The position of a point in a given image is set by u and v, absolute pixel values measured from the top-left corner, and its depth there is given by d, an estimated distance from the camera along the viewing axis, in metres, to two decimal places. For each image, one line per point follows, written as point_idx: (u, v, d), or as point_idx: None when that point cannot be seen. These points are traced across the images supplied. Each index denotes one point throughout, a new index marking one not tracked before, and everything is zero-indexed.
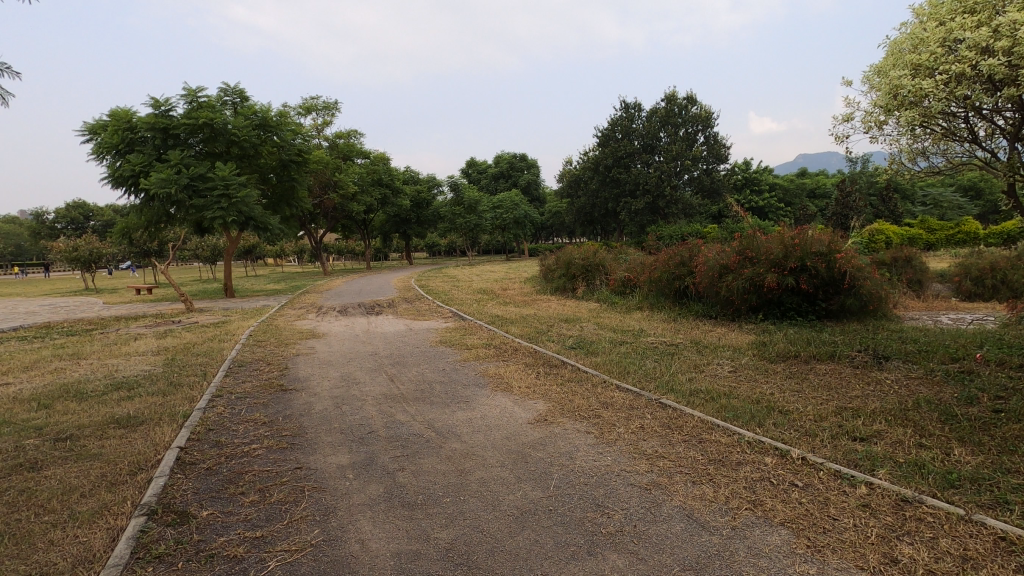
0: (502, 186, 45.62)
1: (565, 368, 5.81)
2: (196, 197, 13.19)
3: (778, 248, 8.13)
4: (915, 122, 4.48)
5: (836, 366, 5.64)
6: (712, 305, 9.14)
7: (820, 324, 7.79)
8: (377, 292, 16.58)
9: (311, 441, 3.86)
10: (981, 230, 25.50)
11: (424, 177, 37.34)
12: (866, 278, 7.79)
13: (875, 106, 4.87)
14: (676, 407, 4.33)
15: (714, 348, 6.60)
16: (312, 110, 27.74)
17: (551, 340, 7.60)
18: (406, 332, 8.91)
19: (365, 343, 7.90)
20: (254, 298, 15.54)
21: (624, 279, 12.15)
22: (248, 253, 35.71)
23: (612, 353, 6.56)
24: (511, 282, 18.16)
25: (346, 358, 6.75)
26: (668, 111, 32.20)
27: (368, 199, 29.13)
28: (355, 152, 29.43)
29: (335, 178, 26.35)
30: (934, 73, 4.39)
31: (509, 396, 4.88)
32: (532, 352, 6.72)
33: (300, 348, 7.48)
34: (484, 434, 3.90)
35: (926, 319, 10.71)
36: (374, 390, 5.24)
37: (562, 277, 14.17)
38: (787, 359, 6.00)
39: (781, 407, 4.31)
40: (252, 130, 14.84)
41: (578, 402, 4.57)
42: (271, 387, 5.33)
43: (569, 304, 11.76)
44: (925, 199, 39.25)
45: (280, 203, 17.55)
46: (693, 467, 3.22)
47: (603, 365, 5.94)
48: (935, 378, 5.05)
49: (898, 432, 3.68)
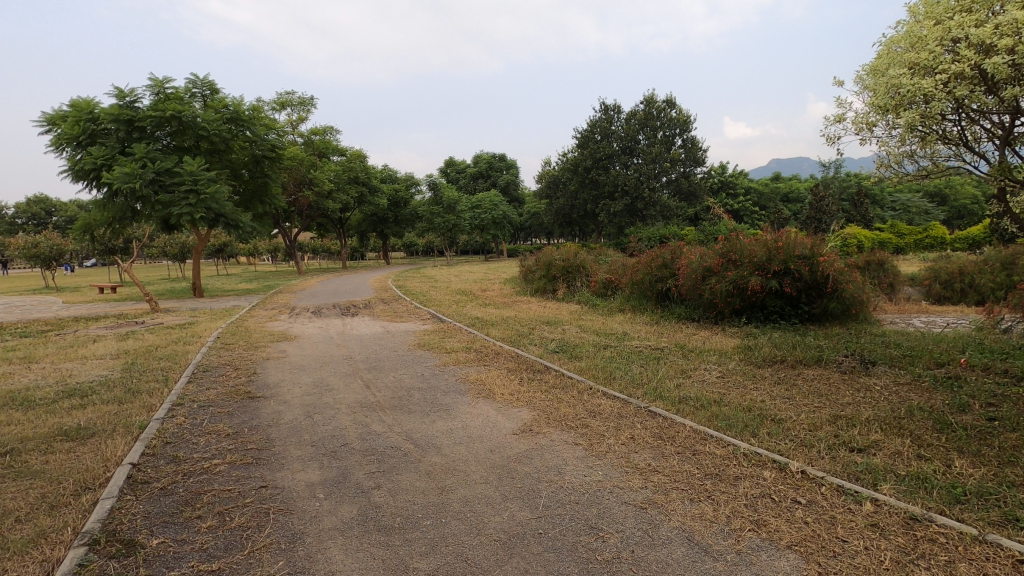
0: (481, 186, 45.34)
1: (549, 374, 5.60)
2: (163, 193, 12.64)
3: (761, 251, 8.06)
4: (913, 122, 4.37)
5: (823, 371, 5.55)
6: (695, 307, 9.05)
7: (803, 327, 7.74)
8: (353, 292, 16.16)
9: (278, 455, 3.57)
10: (948, 235, 26.16)
11: (402, 176, 36.87)
12: (848, 282, 7.76)
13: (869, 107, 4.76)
14: (667, 415, 4.16)
15: (700, 352, 6.48)
16: (287, 106, 27.10)
17: (532, 343, 7.40)
18: (383, 334, 8.60)
19: (340, 346, 7.59)
20: (225, 298, 15.01)
21: (605, 281, 12.02)
22: (220, 252, 34.76)
23: (597, 357, 6.38)
24: (490, 283, 17.92)
25: (319, 362, 6.43)
26: (647, 114, 32.26)
27: (344, 197, 28.59)
28: (331, 150, 28.87)
29: (310, 175, 25.76)
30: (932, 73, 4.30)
31: (491, 404, 4.66)
32: (514, 356, 6.50)
33: (270, 352, 7.13)
34: (465, 447, 3.66)
35: (902, 322, 10.81)
36: (348, 397, 4.96)
37: (542, 279, 13.99)
38: (774, 364, 5.89)
39: (774, 415, 4.17)
40: (223, 124, 14.31)
41: (564, 411, 4.36)
42: (237, 394, 4.99)
43: (550, 306, 11.55)
44: (894, 204, 40.20)
45: (253, 200, 17.01)
46: (689, 483, 3.04)
47: (589, 370, 5.76)
48: (924, 384, 4.98)
49: (896, 443, 3.56)
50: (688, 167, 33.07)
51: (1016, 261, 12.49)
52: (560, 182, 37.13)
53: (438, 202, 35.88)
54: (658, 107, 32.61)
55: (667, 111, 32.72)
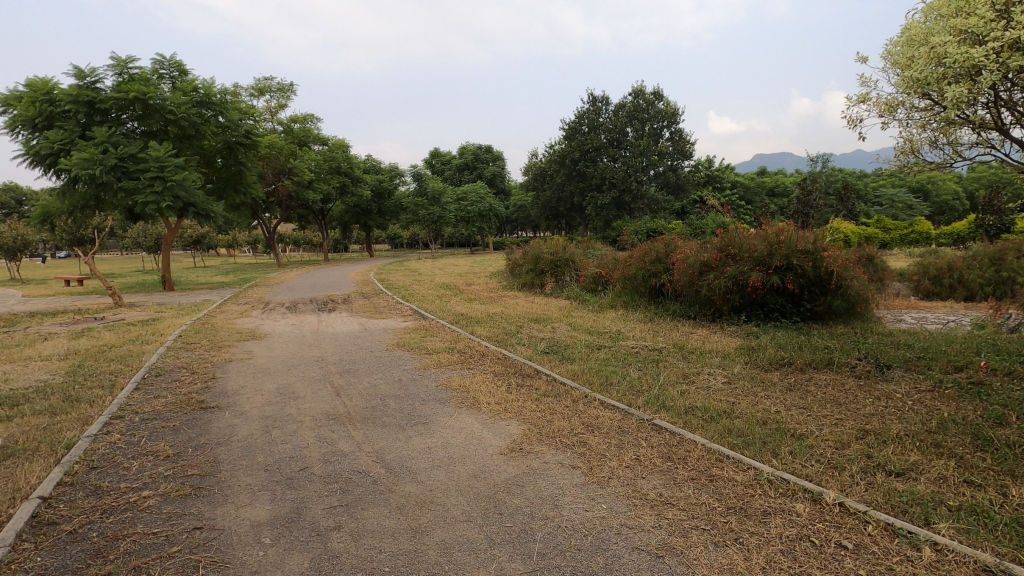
0: (466, 178, 44.58)
1: (539, 379, 5.09)
2: (126, 180, 11.89)
3: (762, 245, 7.64)
4: (959, 98, 3.90)
5: (836, 376, 5.13)
6: (690, 304, 8.62)
7: (805, 326, 7.33)
8: (332, 286, 15.50)
9: (223, 483, 3.02)
10: (933, 230, 26.09)
11: (386, 166, 36.03)
12: (853, 278, 7.37)
13: (905, 85, 4.28)
14: (674, 430, 3.69)
15: (701, 353, 6.03)
16: (265, 92, 26.18)
17: (520, 342, 6.90)
18: (360, 332, 8.04)
19: (312, 346, 7.01)
20: (197, 292, 14.28)
21: (595, 276, 11.54)
22: (196, 243, 33.65)
23: (590, 359, 5.89)
24: (475, 277, 17.36)
25: (288, 365, 5.87)
26: (635, 105, 31.72)
27: (325, 187, 27.76)
28: (312, 138, 28.00)
29: (289, 164, 24.93)
30: (982, 41, 3.83)
31: (476, 415, 4.16)
32: (501, 358, 5.98)
33: (235, 353, 6.54)
34: (445, 472, 3.14)
35: (897, 319, 10.51)
36: (315, 407, 4.41)
37: (529, 273, 13.47)
38: (782, 368, 5.46)
39: (793, 429, 3.72)
40: (192, 107, 13.55)
41: (557, 425, 3.86)
42: (188, 404, 4.41)
43: (538, 302, 11.04)
44: (878, 198, 40.33)
45: (226, 189, 16.23)
46: (711, 521, 2.56)
47: (583, 374, 5.27)
48: (948, 392, 4.57)
49: (938, 465, 3.12)
50: (675, 160, 32.26)
51: (1004, 257, 12.30)
52: (547, 174, 36.57)
53: (423, 194, 35.15)
54: (646, 98, 32.10)
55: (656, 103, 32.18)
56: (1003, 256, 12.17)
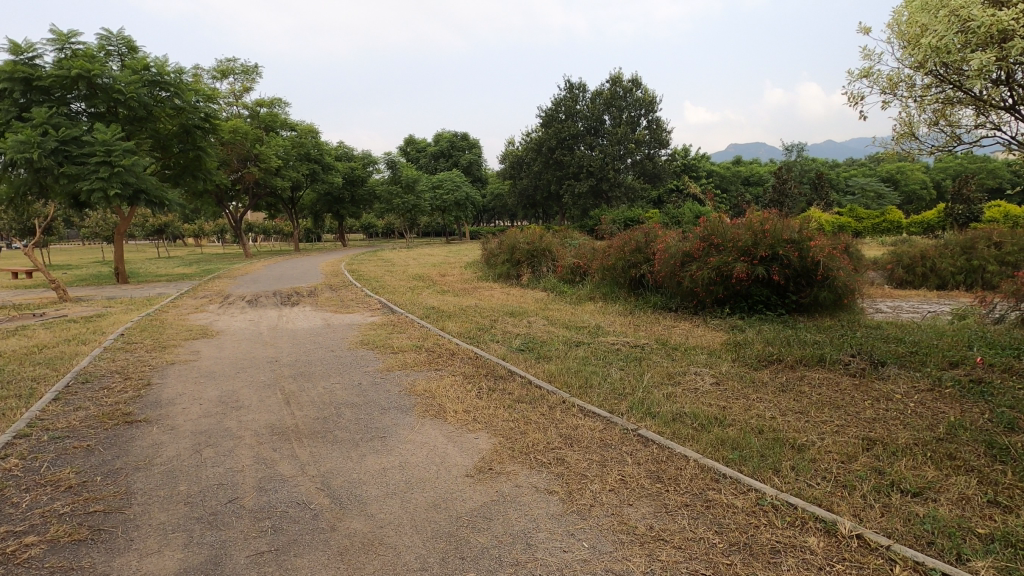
0: (442, 166, 43.75)
1: (513, 381, 4.65)
2: (69, 164, 11.04)
3: (746, 235, 7.32)
4: (986, 67, 3.53)
5: (829, 374, 4.80)
6: (672, 296, 8.28)
7: (791, 319, 7.03)
8: (298, 278, 14.81)
9: (132, 522, 2.51)
10: (905, 219, 26.25)
11: (358, 153, 35.04)
12: (840, 269, 7.09)
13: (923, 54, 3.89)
14: (662, 443, 3.30)
15: (686, 350, 5.67)
16: (229, 74, 25.04)
17: (495, 339, 6.45)
18: (322, 328, 7.49)
19: (268, 344, 6.46)
20: (152, 285, 13.46)
21: (573, 266, 11.15)
22: (160, 233, 32.29)
23: (568, 358, 5.48)
24: (450, 267, 16.81)
25: (237, 368, 5.32)
26: (612, 93, 31.30)
27: (294, 174, 26.75)
28: (280, 124, 26.95)
29: (255, 150, 23.92)
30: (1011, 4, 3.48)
31: (441, 426, 3.70)
32: (472, 357, 5.53)
33: (180, 353, 5.96)
34: (401, 500, 2.69)
35: (876, 310, 10.33)
36: (258, 418, 3.89)
37: (505, 263, 13.01)
38: (772, 366, 5.12)
39: (792, 439, 3.36)
40: (143, 87, 12.72)
41: (532, 438, 3.44)
42: (111, 418, 3.85)
43: (514, 294, 10.60)
44: (849, 187, 40.75)
45: (184, 176, 15.35)
46: (713, 563, 2.16)
47: (562, 375, 4.85)
48: (951, 392, 4.27)
49: (958, 482, 2.78)
50: (652, 149, 31.99)
51: (975, 245, 12.27)
52: (523, 162, 36.02)
53: (397, 182, 34.31)
54: (624, 86, 31.67)
55: (633, 91, 31.77)
56: (975, 244, 12.18)
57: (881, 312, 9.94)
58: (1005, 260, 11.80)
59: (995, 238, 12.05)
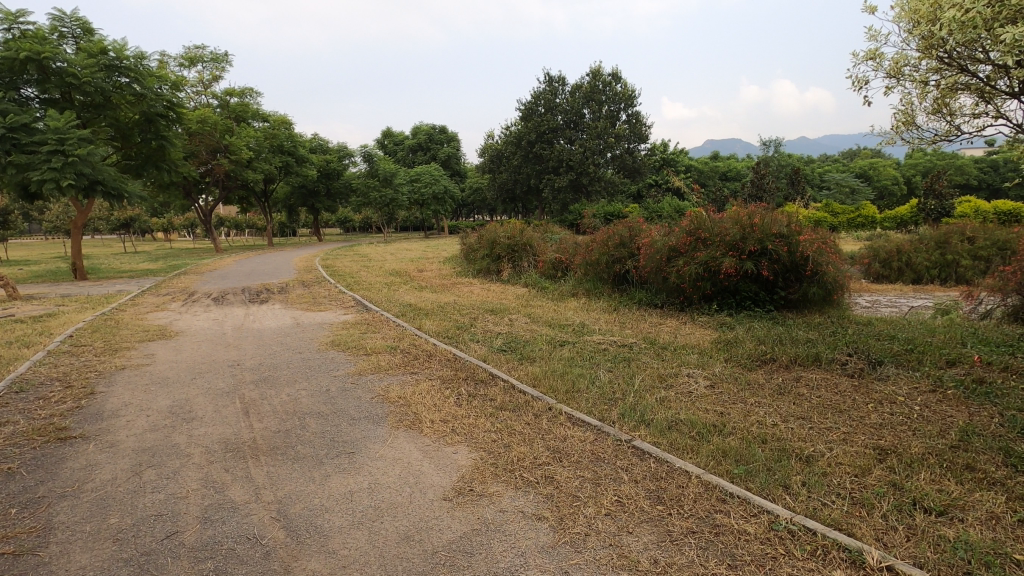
0: (420, 159, 43.04)
1: (495, 386, 4.32)
2: (18, 153, 10.34)
3: (734, 229, 7.09)
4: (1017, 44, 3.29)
5: (827, 375, 4.58)
6: (657, 292, 8.03)
7: (780, 316, 6.84)
8: (270, 274, 14.24)
9: (47, 567, 2.13)
10: (879, 214, 26.39)
11: (334, 145, 34.21)
12: (829, 264, 6.91)
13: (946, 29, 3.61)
14: (661, 455, 3.01)
15: (676, 350, 5.40)
16: (197, 62, 24.09)
17: (475, 339, 6.11)
18: (291, 328, 7.06)
19: (231, 346, 6.01)
20: (113, 282, 12.77)
21: (555, 261, 10.86)
22: (125, 227, 31.04)
23: (553, 359, 5.17)
24: (428, 262, 16.37)
25: (194, 373, 4.90)
26: (592, 87, 31.05)
27: (267, 166, 25.92)
28: (251, 114, 26.08)
29: (225, 141, 23.08)
30: None
31: (415, 439, 3.35)
32: (450, 359, 5.18)
33: (132, 358, 5.48)
34: (368, 532, 2.34)
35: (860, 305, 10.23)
36: (211, 432, 3.49)
37: (484, 258, 12.65)
38: (766, 366, 4.88)
39: (799, 450, 3.10)
40: (99, 72, 12.04)
41: (517, 452, 3.12)
42: (42, 434, 3.41)
43: (494, 291, 10.25)
44: (824, 183, 41.25)
45: (147, 167, 14.59)
46: None
47: (546, 379, 4.54)
48: (954, 394, 4.07)
49: (983, 499, 2.54)
50: (632, 143, 31.85)
51: (950, 239, 12.29)
52: (503, 156, 35.60)
53: (374, 175, 33.60)
54: (603, 79, 31.40)
55: (613, 85, 31.54)
56: (949, 239, 12.24)
57: (862, 308, 9.88)
58: (978, 254, 11.91)
59: (968, 233, 12.13)
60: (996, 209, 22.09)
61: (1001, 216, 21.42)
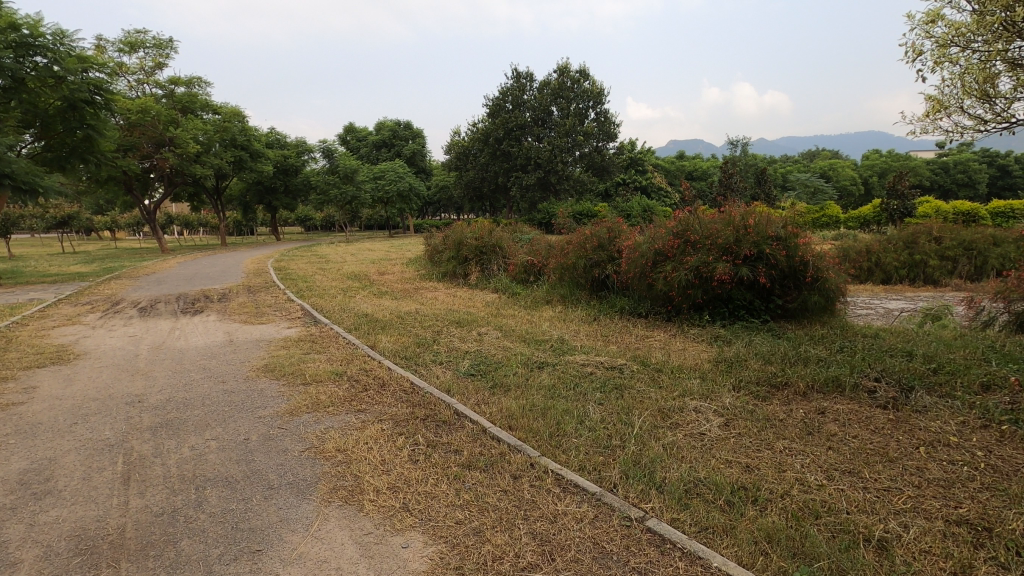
0: (384, 156, 41.65)
1: (462, 430, 3.46)
2: None
3: (727, 231, 6.40)
4: None
5: (855, 406, 3.88)
6: (642, 300, 7.30)
7: (778, 328, 6.17)
8: (213, 278, 12.98)
9: None
10: (843, 214, 26.42)
11: (292, 140, 32.61)
12: (829, 269, 6.29)
13: None
14: (691, 547, 2.21)
15: (673, 373, 4.64)
16: (138, 48, 22.34)
17: (438, 360, 5.21)
18: (222, 346, 6.02)
19: (138, 373, 4.92)
20: (29, 288, 11.33)
21: (526, 264, 10.04)
22: (62, 225, 28.73)
23: (532, 387, 4.34)
24: (391, 264, 15.35)
25: (78, 414, 3.86)
26: (560, 83, 30.40)
27: (217, 161, 24.28)
28: (199, 106, 24.42)
29: (168, 134, 21.42)
30: None
31: (351, 523, 2.45)
32: (407, 389, 4.29)
33: (7, 392, 4.38)
34: None
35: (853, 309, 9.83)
36: (65, 516, 2.52)
37: (450, 261, 11.72)
38: (782, 395, 4.16)
39: (867, 529, 2.34)
40: (6, 48, 10.64)
41: (492, 547, 2.25)
42: None
43: (461, 297, 9.36)
44: (787, 183, 41.68)
45: (71, 159, 13.09)
46: None
47: (524, 417, 3.68)
48: (1014, 431, 3.40)
49: None
50: (601, 142, 31.27)
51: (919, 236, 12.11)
52: (469, 153, 34.55)
53: (335, 171, 32.16)
54: (571, 76, 30.76)
55: (581, 83, 30.92)
56: (917, 239, 11.90)
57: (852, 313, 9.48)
58: (945, 255, 11.63)
59: (935, 233, 11.89)
60: (956, 209, 22.25)
61: (961, 216, 21.56)
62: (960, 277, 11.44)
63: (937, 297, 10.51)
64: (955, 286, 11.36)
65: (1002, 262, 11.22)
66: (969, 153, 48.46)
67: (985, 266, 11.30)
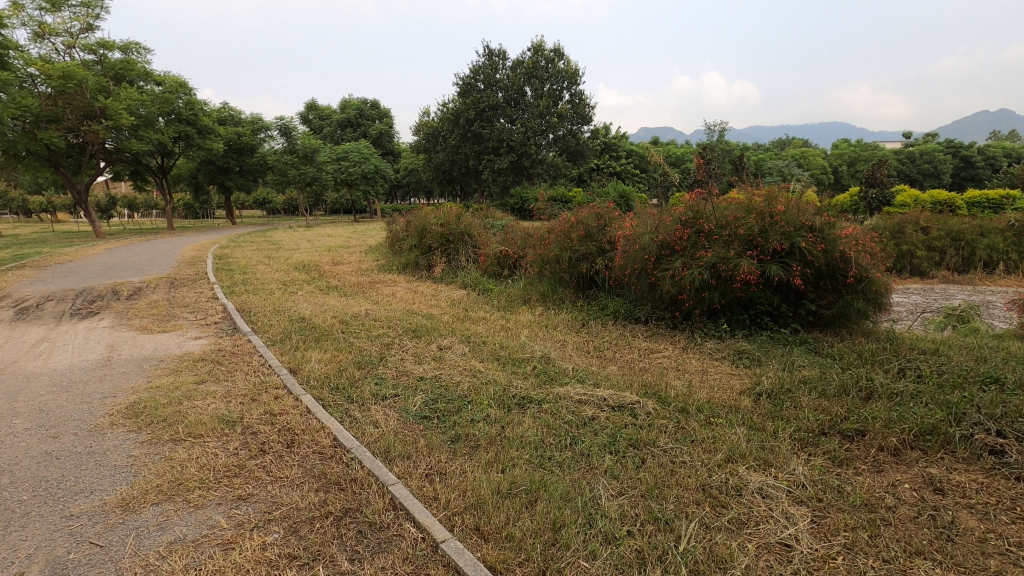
0: (348, 136, 39.46)
1: (398, 555, 2.06)
2: None
3: (750, 220, 5.13)
4: None
5: (987, 482, 2.64)
6: (641, 301, 6.01)
7: (811, 340, 4.97)
8: (136, 269, 11.16)
9: None
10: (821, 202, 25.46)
11: (247, 116, 30.10)
12: (874, 269, 5.09)
13: None
14: None
15: (708, 417, 3.34)
16: (62, 6, 19.79)
17: (380, 394, 3.78)
18: (93, 370, 4.46)
19: None
20: None
21: (500, 255, 8.67)
22: None
23: (510, 446, 2.98)
24: (347, 253, 13.77)
25: None
26: (534, 62, 28.70)
27: (158, 136, 21.89)
28: (136, 74, 21.99)
29: (98, 104, 19.02)
30: None
31: None
32: (324, 456, 2.85)
33: None
34: None
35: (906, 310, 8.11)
36: None
37: (412, 250, 10.24)
38: (871, 458, 2.89)
39: None
40: None
41: None
42: None
43: (423, 294, 7.97)
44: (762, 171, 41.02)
45: None
46: None
47: (500, 511, 2.33)
48: None
49: None
50: (575, 125, 29.83)
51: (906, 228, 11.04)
52: (439, 135, 32.71)
53: (293, 151, 29.91)
54: (545, 55, 29.11)
55: (556, 62, 29.32)
56: (903, 229, 10.93)
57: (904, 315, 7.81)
58: (933, 246, 10.64)
59: (922, 223, 10.93)
60: (933, 199, 21.40)
61: (939, 206, 20.72)
62: (948, 270, 10.43)
63: (931, 293, 9.47)
64: (943, 278, 10.26)
65: (990, 254, 10.28)
66: (936, 144, 48.47)
67: (973, 257, 10.32)
